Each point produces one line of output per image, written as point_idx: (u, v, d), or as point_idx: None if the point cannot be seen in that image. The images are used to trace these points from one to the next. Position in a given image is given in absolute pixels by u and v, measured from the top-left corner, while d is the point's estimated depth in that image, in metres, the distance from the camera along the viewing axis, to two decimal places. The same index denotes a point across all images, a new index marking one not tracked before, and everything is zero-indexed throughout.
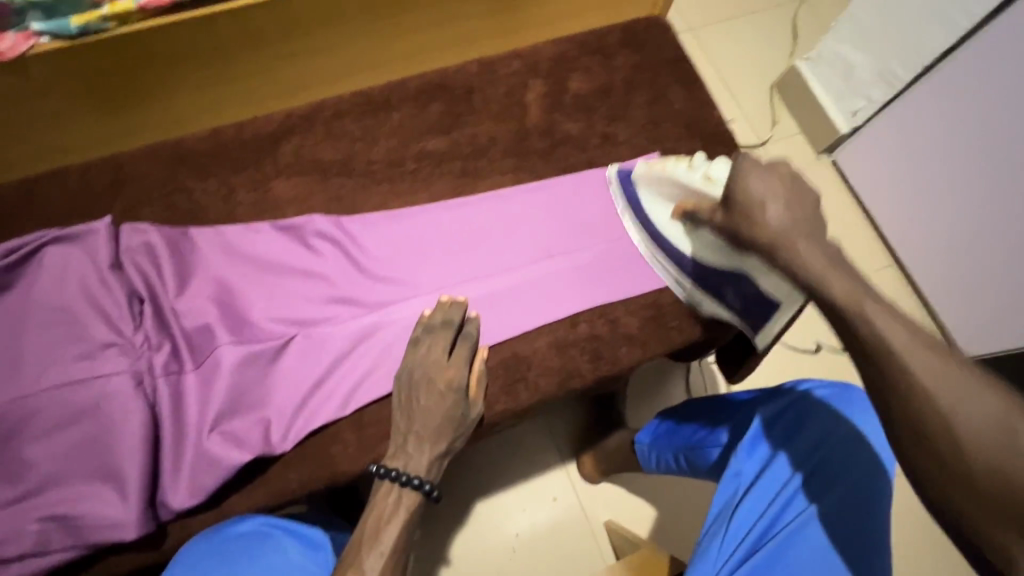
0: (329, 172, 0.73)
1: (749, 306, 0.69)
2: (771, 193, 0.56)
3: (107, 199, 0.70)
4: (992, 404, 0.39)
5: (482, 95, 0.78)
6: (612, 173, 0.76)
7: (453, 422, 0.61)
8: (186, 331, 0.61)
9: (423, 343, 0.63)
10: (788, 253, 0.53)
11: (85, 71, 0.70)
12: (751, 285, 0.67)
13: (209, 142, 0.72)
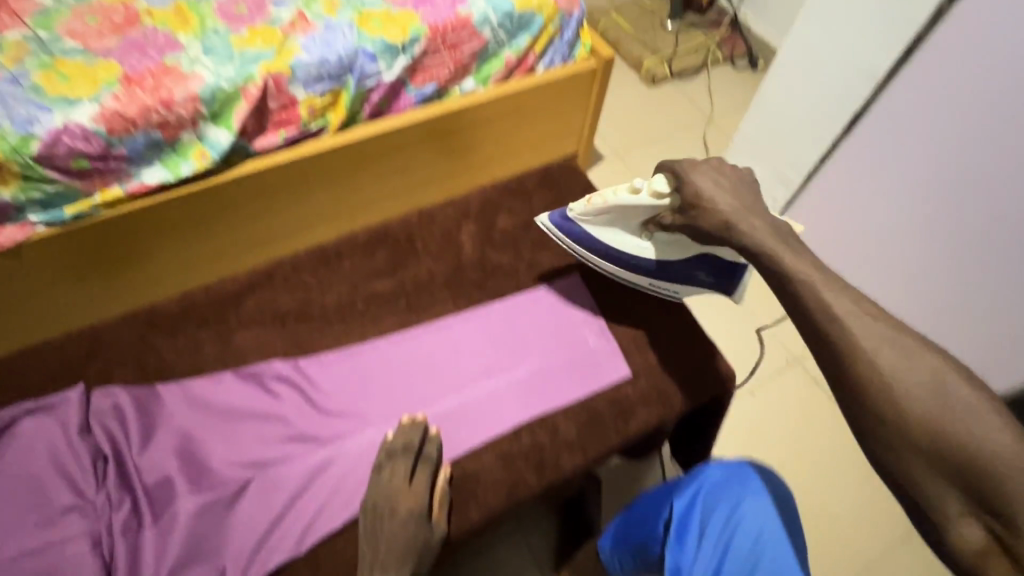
0: (287, 320, 0.82)
1: (719, 277, 0.80)
2: (710, 177, 0.69)
3: (80, 367, 0.77)
4: (924, 371, 0.51)
5: (421, 239, 0.91)
6: (542, 218, 0.86)
7: (416, 547, 0.64)
8: (146, 484, 0.66)
9: (386, 468, 0.68)
10: (740, 225, 0.66)
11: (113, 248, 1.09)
12: (716, 260, 0.77)
13: (178, 305, 0.81)
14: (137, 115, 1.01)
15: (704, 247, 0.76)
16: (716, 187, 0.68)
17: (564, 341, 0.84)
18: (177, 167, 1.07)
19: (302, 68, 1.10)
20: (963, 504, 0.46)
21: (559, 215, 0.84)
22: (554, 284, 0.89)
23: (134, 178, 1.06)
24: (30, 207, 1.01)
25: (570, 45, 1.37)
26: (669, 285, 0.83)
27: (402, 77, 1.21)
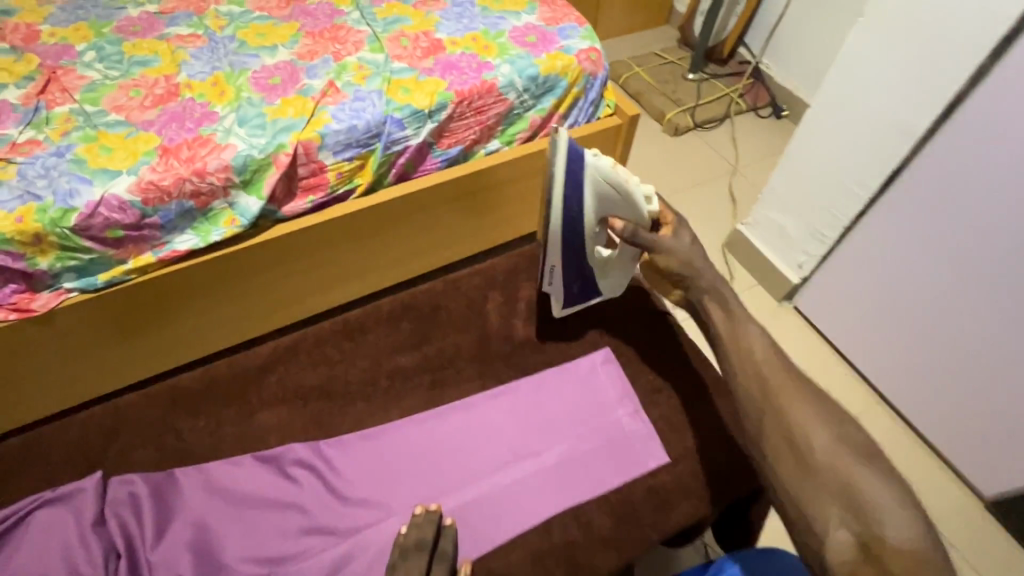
0: (310, 397, 0.80)
1: (584, 292, 0.87)
2: (687, 240, 0.79)
3: (100, 448, 0.75)
4: (830, 434, 0.66)
5: (447, 310, 0.89)
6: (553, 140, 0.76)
7: None
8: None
9: (400, 569, 0.63)
10: (692, 274, 0.76)
11: (139, 314, 1.11)
12: (596, 280, 0.86)
13: (201, 381, 0.80)
14: (172, 185, 1.03)
15: (605, 266, 0.85)
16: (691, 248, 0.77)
17: (595, 422, 0.80)
18: (207, 233, 1.10)
19: (331, 135, 1.12)
20: (839, 533, 0.61)
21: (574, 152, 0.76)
22: (582, 359, 0.85)
23: (166, 245, 1.09)
24: (65, 275, 1.03)
25: (594, 106, 1.38)
26: (557, 278, 0.85)
27: (428, 140, 1.22)
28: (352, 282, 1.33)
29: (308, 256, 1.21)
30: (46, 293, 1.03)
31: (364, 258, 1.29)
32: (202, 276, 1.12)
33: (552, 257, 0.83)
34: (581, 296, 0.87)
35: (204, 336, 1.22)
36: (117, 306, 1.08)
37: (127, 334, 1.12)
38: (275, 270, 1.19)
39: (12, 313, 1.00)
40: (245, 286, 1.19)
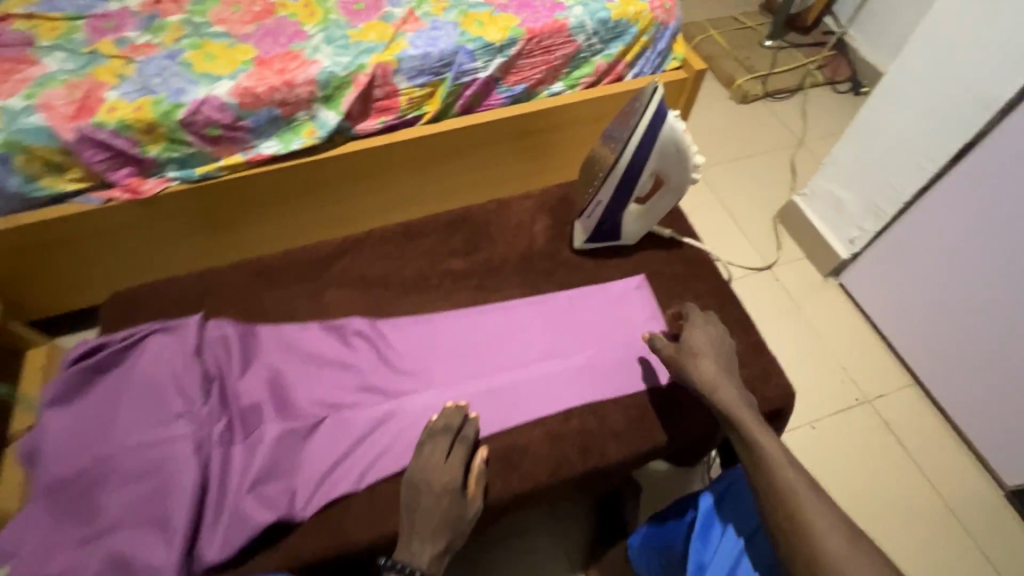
0: (371, 284, 0.90)
1: (612, 233, 0.93)
2: (706, 341, 0.77)
3: (197, 302, 0.89)
4: (852, 539, 0.56)
5: (498, 226, 0.97)
6: (654, 91, 0.81)
7: (450, 522, 0.66)
8: (237, 408, 0.74)
9: (427, 446, 0.71)
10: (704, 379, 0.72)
11: (222, 210, 1.26)
12: (624, 222, 0.92)
13: (281, 260, 0.93)
14: (265, 92, 1.14)
15: (638, 215, 0.92)
16: (700, 354, 0.75)
17: (624, 336, 0.85)
18: (289, 142, 1.21)
19: (408, 61, 1.20)
20: None
21: (664, 106, 0.81)
22: (618, 281, 0.91)
23: (253, 149, 1.21)
24: (169, 165, 1.18)
25: (661, 57, 1.39)
26: (595, 211, 0.90)
27: (496, 75, 1.28)
28: (408, 206, 1.44)
29: (370, 177, 1.31)
30: (153, 179, 1.18)
31: (421, 185, 1.38)
32: (278, 184, 1.25)
33: (600, 192, 0.87)
34: (606, 237, 0.94)
35: (274, 238, 1.37)
36: (206, 201, 1.22)
37: (211, 227, 1.28)
38: (341, 187, 1.31)
39: (126, 193, 1.16)
40: (315, 198, 1.31)
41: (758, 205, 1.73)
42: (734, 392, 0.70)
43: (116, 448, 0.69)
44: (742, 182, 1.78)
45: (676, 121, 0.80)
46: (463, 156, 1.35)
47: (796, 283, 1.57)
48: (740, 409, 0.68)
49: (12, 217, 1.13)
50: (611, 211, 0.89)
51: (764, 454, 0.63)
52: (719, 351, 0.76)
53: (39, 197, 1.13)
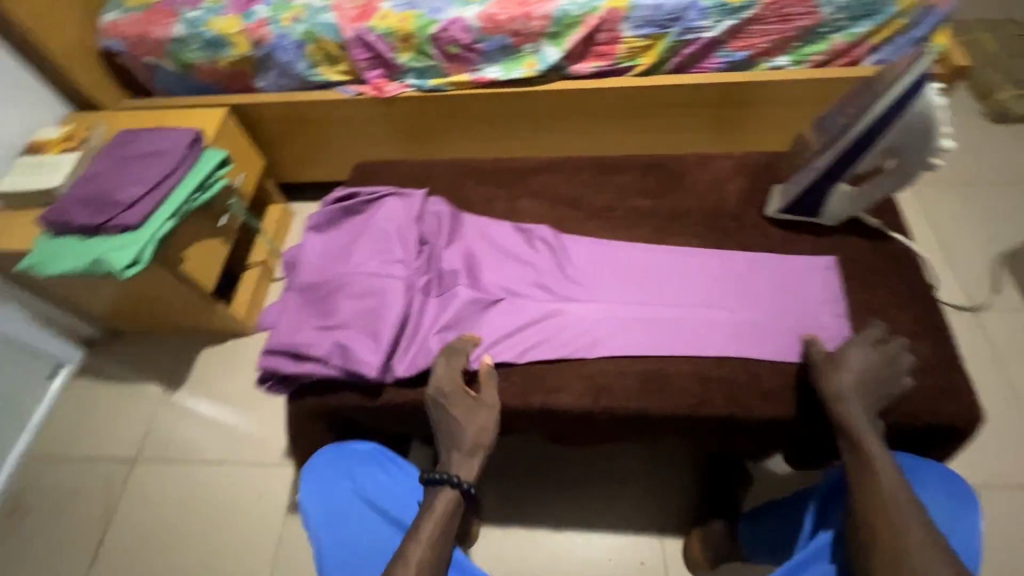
0: (562, 203, 1.00)
1: (812, 208, 0.91)
2: (860, 359, 0.73)
3: (419, 183, 1.06)
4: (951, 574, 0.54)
5: (691, 177, 0.99)
6: (923, 61, 0.71)
7: (468, 428, 0.74)
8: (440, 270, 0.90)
9: (439, 369, 0.78)
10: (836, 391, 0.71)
11: (438, 117, 1.46)
12: (830, 199, 0.88)
13: (491, 165, 1.06)
14: (506, 20, 1.26)
15: (849, 195, 0.87)
16: (843, 370, 0.73)
17: (797, 308, 0.84)
18: (510, 70, 1.34)
19: (639, 9, 1.23)
20: None
21: (927, 80, 0.71)
22: (805, 257, 0.88)
23: (479, 71, 1.36)
24: (410, 73, 1.38)
25: (918, 45, 1.23)
26: (802, 180, 0.88)
27: (721, 38, 1.26)
28: (590, 147, 1.53)
29: (567, 115, 1.42)
30: (395, 83, 1.40)
31: (610, 131, 1.46)
32: (489, 104, 1.41)
33: (819, 162, 0.85)
34: (803, 210, 0.91)
35: (470, 150, 1.56)
36: (429, 107, 1.43)
37: (425, 130, 1.49)
38: (539, 118, 1.43)
39: (373, 91, 1.40)
40: (514, 123, 1.46)
41: (982, 239, 1.49)
42: (863, 415, 0.69)
43: (352, 270, 0.87)
44: (969, 210, 1.54)
45: (935, 95, 0.71)
46: (659, 110, 1.39)
47: (1007, 336, 1.35)
48: (860, 431, 0.67)
49: (293, 94, 1.43)
50: (820, 183, 0.86)
51: (866, 475, 0.64)
52: (872, 372, 0.72)
53: (314, 81, 1.41)
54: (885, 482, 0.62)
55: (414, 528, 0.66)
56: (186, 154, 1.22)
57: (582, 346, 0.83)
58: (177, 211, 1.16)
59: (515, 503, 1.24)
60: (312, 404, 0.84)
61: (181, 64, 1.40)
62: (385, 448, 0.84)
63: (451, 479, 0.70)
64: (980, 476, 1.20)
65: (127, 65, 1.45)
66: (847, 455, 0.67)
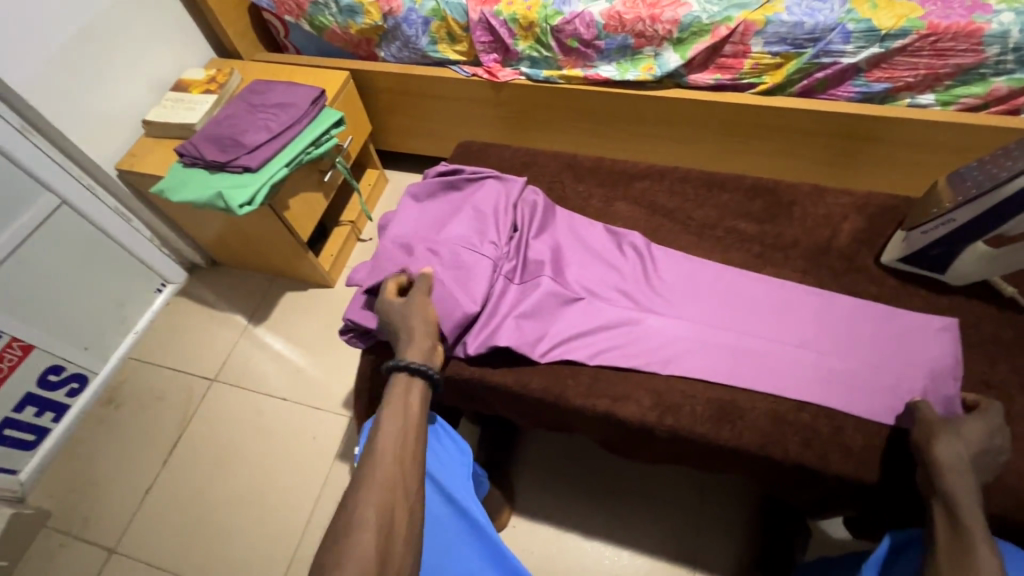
0: (658, 212, 0.97)
1: (934, 263, 0.83)
2: (974, 430, 0.66)
3: (517, 170, 1.08)
4: None
5: (801, 208, 0.94)
6: None
7: (429, 323, 0.78)
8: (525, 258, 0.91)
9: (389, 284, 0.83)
10: (935, 456, 0.65)
11: (545, 108, 1.47)
12: (956, 257, 0.80)
13: (592, 162, 1.06)
14: (630, 20, 1.24)
15: (978, 255, 0.79)
16: (957, 439, 0.65)
17: (899, 367, 0.77)
18: (625, 71, 1.32)
19: (775, 25, 1.17)
20: None
21: None
22: (922, 315, 0.80)
23: (593, 68, 1.36)
24: (525, 61, 1.40)
25: None
26: (930, 231, 0.79)
27: (860, 65, 1.17)
28: (691, 162, 1.49)
29: (675, 124, 1.38)
30: (508, 69, 1.42)
31: (717, 147, 1.41)
32: (598, 103, 1.40)
33: (952, 215, 0.76)
34: (926, 263, 0.83)
35: (568, 145, 1.57)
36: (537, 97, 1.44)
37: (530, 118, 1.52)
38: (645, 123, 1.41)
39: (486, 74, 1.43)
40: (619, 125, 1.44)
41: None
42: (969, 490, 0.62)
43: (443, 243, 0.90)
44: None
45: None
46: (775, 132, 1.32)
47: None
48: (963, 507, 0.60)
49: (411, 66, 1.49)
50: (948, 238, 0.78)
51: (964, 556, 0.57)
52: (985, 450, 0.65)
53: (432, 57, 1.46)
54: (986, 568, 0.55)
55: (384, 417, 0.67)
56: (309, 110, 1.31)
57: (656, 361, 0.81)
58: (290, 162, 1.25)
59: (551, 500, 1.24)
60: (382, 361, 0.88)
61: (315, 26, 1.49)
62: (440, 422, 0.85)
63: (422, 368, 0.73)
64: None
65: (270, 20, 1.57)
66: (943, 529, 0.61)
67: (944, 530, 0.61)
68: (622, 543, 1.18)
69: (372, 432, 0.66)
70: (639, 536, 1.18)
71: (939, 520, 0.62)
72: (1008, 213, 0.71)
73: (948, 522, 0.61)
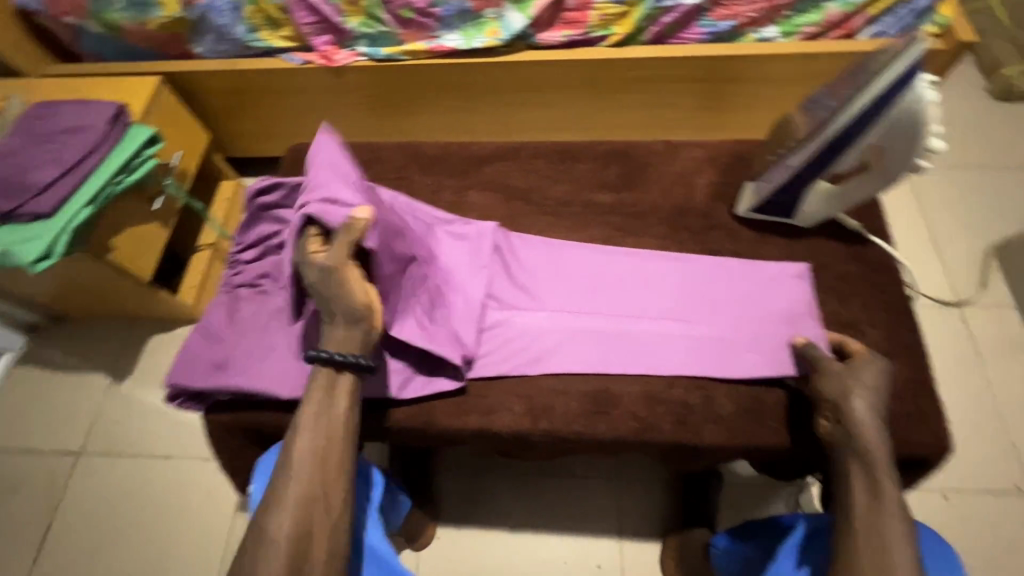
0: (513, 196, 0.90)
1: (785, 207, 0.81)
2: (873, 373, 0.66)
3: (358, 170, 0.95)
4: None
5: (656, 169, 0.90)
6: (916, 39, 0.59)
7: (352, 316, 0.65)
8: (371, 278, 0.71)
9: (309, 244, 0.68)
10: (846, 410, 0.63)
11: (397, 91, 1.33)
12: (805, 197, 0.79)
13: (439, 150, 0.95)
14: None
15: (821, 194, 0.78)
16: (864, 390, 0.64)
17: (760, 323, 0.76)
18: (471, 38, 1.21)
19: None
20: None
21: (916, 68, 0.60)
22: (776, 264, 0.80)
23: (437, 39, 1.23)
24: (361, 40, 1.25)
25: (919, 16, 1.11)
26: (774, 178, 0.78)
27: (703, 5, 1.13)
28: (560, 130, 1.42)
29: (534, 91, 1.31)
30: (345, 51, 1.26)
31: (582, 110, 1.35)
32: (450, 77, 1.29)
33: (791, 158, 0.74)
34: (777, 210, 0.82)
35: (434, 128, 1.44)
36: (384, 80, 1.30)
37: (383, 105, 1.38)
38: (505, 94, 1.32)
39: (321, 60, 1.27)
40: (480, 98, 1.34)
41: (976, 236, 1.42)
42: (882, 443, 0.62)
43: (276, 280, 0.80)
44: (968, 198, 1.47)
45: (927, 89, 0.61)
46: (635, 83, 1.26)
47: (988, 334, 1.30)
48: (878, 464, 0.61)
49: (234, 61, 1.30)
50: (790, 183, 0.77)
51: (879, 519, 0.58)
52: (883, 391, 0.65)
53: (255, 47, 1.28)
54: (892, 530, 0.58)
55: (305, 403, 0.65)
56: (108, 131, 1.10)
57: (525, 366, 0.75)
58: (95, 198, 1.05)
59: (473, 501, 1.20)
60: (222, 421, 0.76)
61: (104, 25, 1.24)
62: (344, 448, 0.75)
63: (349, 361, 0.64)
64: (947, 478, 1.16)
65: (47, 24, 1.30)
66: (856, 486, 0.61)
67: (858, 490, 0.61)
68: (547, 528, 1.17)
69: (299, 411, 0.64)
70: (562, 520, 1.17)
71: (854, 474, 0.62)
72: (837, 152, 0.70)
73: (859, 482, 0.61)
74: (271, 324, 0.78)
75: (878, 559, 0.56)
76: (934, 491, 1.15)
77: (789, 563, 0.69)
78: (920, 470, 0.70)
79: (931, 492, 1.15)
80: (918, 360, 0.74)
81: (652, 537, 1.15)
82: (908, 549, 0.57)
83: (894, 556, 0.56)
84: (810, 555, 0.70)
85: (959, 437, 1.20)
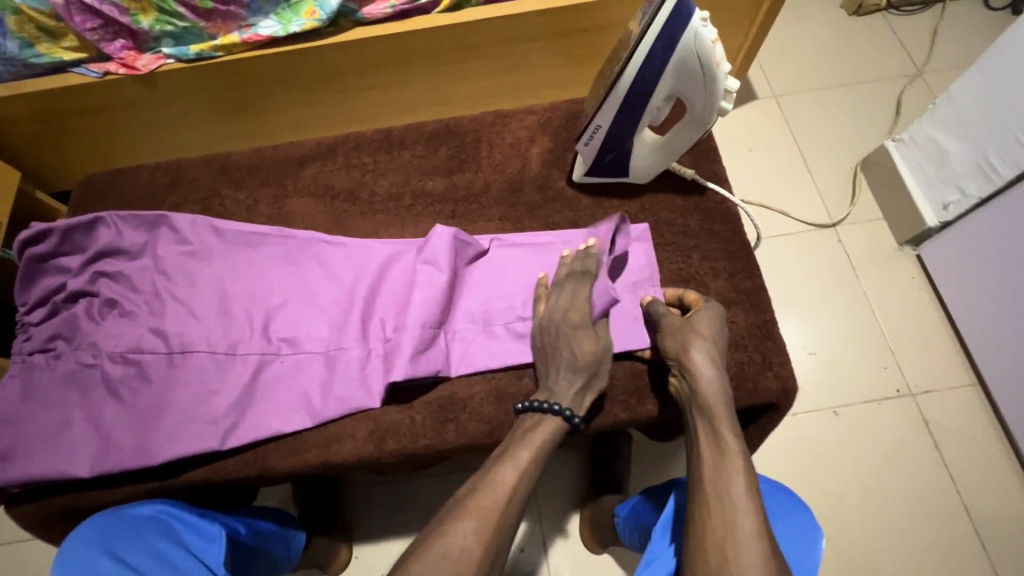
0: (338, 197, 0.82)
1: (615, 167, 0.77)
2: (710, 321, 0.65)
3: (162, 195, 0.84)
4: None
5: (487, 144, 0.84)
6: None
7: None
8: (228, 330, 0.71)
9: None
10: (687, 365, 0.62)
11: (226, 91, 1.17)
12: (630, 155, 0.75)
13: (250, 158, 0.85)
14: None
15: (647, 151, 0.75)
16: (702, 341, 0.63)
17: None
18: (288, 23, 0.95)
19: None
20: None
21: (685, 11, 0.60)
22: None
23: (251, 27, 0.96)
24: (164, 40, 0.96)
25: None
26: (593, 138, 0.73)
27: None
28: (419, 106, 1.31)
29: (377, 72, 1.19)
30: None
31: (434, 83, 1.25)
32: None
33: (600, 118, 0.70)
34: (609, 171, 0.78)
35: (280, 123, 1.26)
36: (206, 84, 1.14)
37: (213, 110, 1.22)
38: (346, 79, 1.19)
39: (121, 69, 0.96)
40: None
41: (853, 147, 1.42)
42: (722, 392, 0.61)
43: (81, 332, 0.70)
44: (844, 110, 1.45)
45: (701, 29, 0.60)
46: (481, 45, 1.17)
47: (862, 249, 1.31)
48: (719, 416, 0.59)
49: (16, 86, 0.96)
50: (607, 141, 0.73)
51: (724, 470, 0.56)
52: (721, 339, 0.64)
53: (41, 66, 0.95)
54: (736, 482, 0.56)
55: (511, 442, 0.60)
56: None
57: (361, 388, 0.68)
58: None
59: (370, 518, 1.03)
60: (28, 514, 0.66)
61: None
62: (176, 507, 0.65)
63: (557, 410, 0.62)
64: (837, 394, 1.19)
65: None
66: (703, 443, 0.59)
67: (703, 447, 0.59)
68: None
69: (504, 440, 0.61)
70: None
71: (700, 433, 0.61)
72: (638, 102, 0.67)
73: (703, 440, 0.60)
74: (64, 393, 0.67)
75: (721, 520, 0.54)
76: (829, 412, 1.18)
77: (662, 543, 0.68)
78: (770, 412, 0.71)
79: (826, 411, 1.18)
80: (760, 305, 0.73)
81: (572, 509, 1.08)
82: (751, 498, 0.55)
83: (734, 506, 0.54)
84: (678, 517, 0.69)
85: (845, 354, 1.22)
